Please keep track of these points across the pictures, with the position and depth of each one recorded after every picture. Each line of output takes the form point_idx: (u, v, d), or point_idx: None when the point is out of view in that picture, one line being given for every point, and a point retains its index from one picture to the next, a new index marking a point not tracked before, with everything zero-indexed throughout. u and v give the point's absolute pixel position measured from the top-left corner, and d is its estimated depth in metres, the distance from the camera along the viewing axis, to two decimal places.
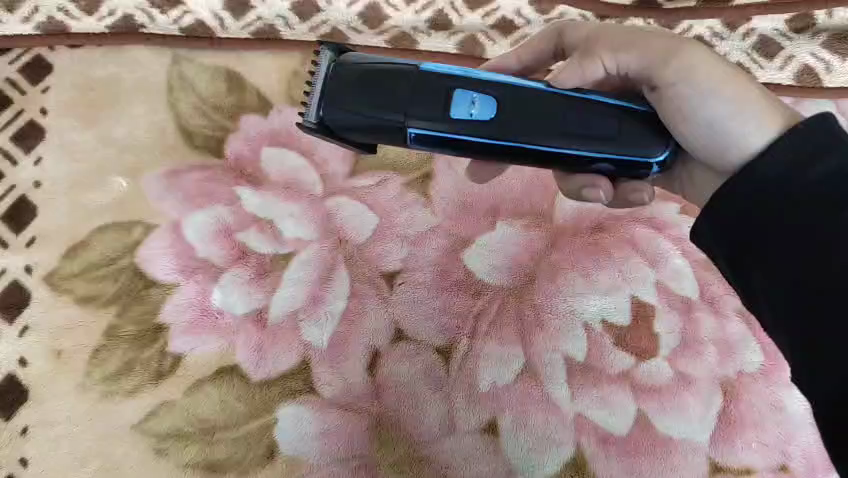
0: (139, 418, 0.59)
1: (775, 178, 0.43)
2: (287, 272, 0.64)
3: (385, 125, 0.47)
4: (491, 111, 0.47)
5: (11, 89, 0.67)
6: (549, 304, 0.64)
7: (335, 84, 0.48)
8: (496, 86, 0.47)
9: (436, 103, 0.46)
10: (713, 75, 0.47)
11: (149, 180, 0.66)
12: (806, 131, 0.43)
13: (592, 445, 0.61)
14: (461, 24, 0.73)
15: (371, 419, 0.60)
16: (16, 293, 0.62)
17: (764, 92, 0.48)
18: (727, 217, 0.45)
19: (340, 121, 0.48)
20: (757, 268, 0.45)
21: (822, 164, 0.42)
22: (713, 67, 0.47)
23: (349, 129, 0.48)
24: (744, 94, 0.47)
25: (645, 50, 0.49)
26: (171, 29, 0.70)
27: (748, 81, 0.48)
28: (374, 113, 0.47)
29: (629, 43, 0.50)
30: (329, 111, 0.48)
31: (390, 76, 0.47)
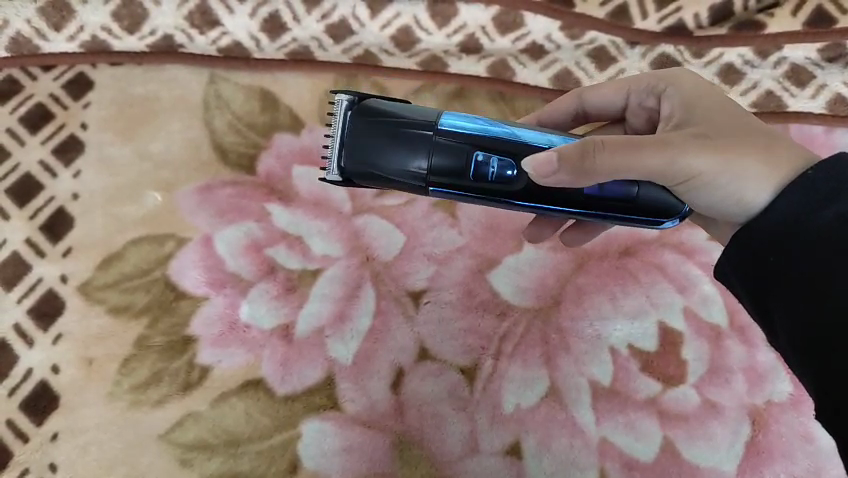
0: (166, 428, 0.60)
1: (789, 219, 0.45)
2: (314, 288, 0.64)
3: (407, 183, 0.48)
4: (515, 173, 0.47)
5: (54, 104, 0.70)
6: (575, 328, 0.63)
7: (357, 146, 0.47)
8: (516, 146, 0.47)
9: (460, 164, 0.47)
10: (707, 175, 0.48)
11: (183, 194, 0.67)
12: (820, 174, 0.44)
13: (616, 471, 0.60)
14: (491, 48, 0.74)
15: (394, 438, 0.60)
16: (52, 301, 0.63)
17: (765, 163, 0.48)
18: (744, 256, 0.47)
19: (362, 179, 0.48)
20: (775, 303, 0.45)
21: (834, 205, 0.43)
22: (709, 165, 0.48)
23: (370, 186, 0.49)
24: (744, 175, 0.48)
25: (646, 166, 0.47)
26: (209, 49, 0.73)
27: (746, 157, 0.48)
28: (396, 172, 0.47)
29: (628, 165, 0.46)
30: (354, 173, 0.48)
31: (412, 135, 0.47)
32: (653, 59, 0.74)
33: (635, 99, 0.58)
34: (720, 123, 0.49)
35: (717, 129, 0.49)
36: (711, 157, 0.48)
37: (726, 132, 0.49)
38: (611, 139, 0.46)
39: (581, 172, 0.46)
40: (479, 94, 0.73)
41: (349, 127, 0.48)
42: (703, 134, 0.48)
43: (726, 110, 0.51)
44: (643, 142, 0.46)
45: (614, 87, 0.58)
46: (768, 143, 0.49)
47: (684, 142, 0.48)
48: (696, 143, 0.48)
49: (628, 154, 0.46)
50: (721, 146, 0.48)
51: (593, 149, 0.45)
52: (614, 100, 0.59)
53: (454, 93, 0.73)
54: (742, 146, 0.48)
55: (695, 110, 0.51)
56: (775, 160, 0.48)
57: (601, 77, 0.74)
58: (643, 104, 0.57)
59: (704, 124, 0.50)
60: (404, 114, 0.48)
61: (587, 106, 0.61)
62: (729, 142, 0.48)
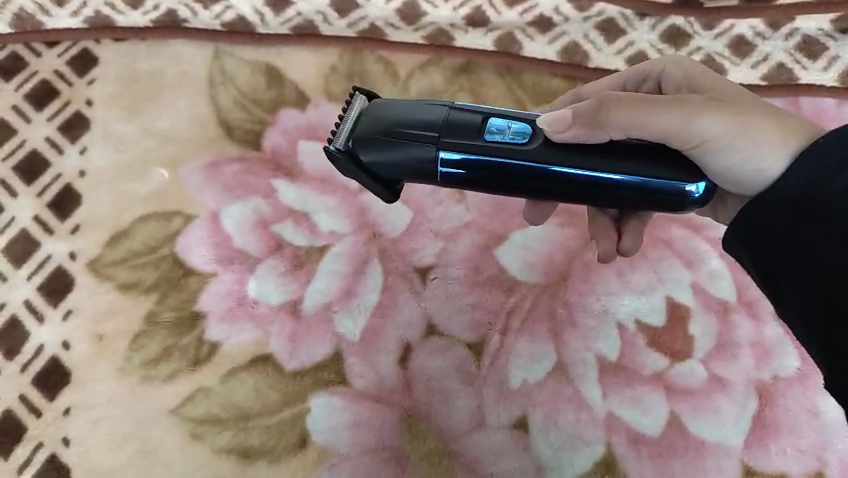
0: (176, 403, 0.60)
1: (798, 191, 0.45)
2: (321, 264, 0.65)
3: (416, 151, 0.49)
4: (527, 136, 0.48)
5: (60, 81, 0.70)
6: (582, 303, 0.64)
7: (367, 121, 0.50)
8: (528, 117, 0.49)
9: (471, 128, 0.48)
10: (724, 135, 0.48)
11: (189, 171, 0.67)
12: (831, 145, 0.44)
13: (623, 445, 0.60)
14: (498, 21, 0.74)
15: (401, 413, 0.60)
16: (61, 278, 0.64)
17: (779, 128, 0.49)
18: (752, 227, 0.48)
19: (369, 152, 0.50)
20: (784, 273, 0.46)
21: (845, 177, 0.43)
22: (726, 127, 0.48)
23: (378, 163, 0.50)
24: (760, 139, 0.48)
25: (661, 124, 0.47)
26: (213, 23, 0.73)
27: (760, 121, 0.49)
28: (404, 138, 0.49)
29: (642, 121, 0.47)
30: (359, 144, 0.50)
31: (422, 108, 0.49)
32: (663, 31, 0.73)
33: (631, 89, 0.58)
34: (731, 94, 0.51)
35: (728, 98, 0.50)
36: (726, 120, 0.48)
37: (738, 98, 0.50)
38: (626, 96, 0.48)
39: (592, 125, 0.47)
40: (486, 69, 0.72)
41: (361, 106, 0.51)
42: (717, 100, 0.50)
43: (736, 86, 0.52)
44: (659, 101, 0.48)
45: (611, 83, 0.60)
46: (780, 112, 0.50)
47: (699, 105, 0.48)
48: (710, 106, 0.49)
49: (644, 109, 0.47)
50: (735, 111, 0.49)
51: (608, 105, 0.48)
52: (611, 95, 0.60)
53: (461, 67, 0.72)
54: (755, 111, 0.49)
55: (705, 89, 0.52)
56: (787, 124, 0.49)
57: (610, 50, 0.73)
58: (639, 94, 0.58)
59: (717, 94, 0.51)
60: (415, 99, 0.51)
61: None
62: (743, 107, 0.49)
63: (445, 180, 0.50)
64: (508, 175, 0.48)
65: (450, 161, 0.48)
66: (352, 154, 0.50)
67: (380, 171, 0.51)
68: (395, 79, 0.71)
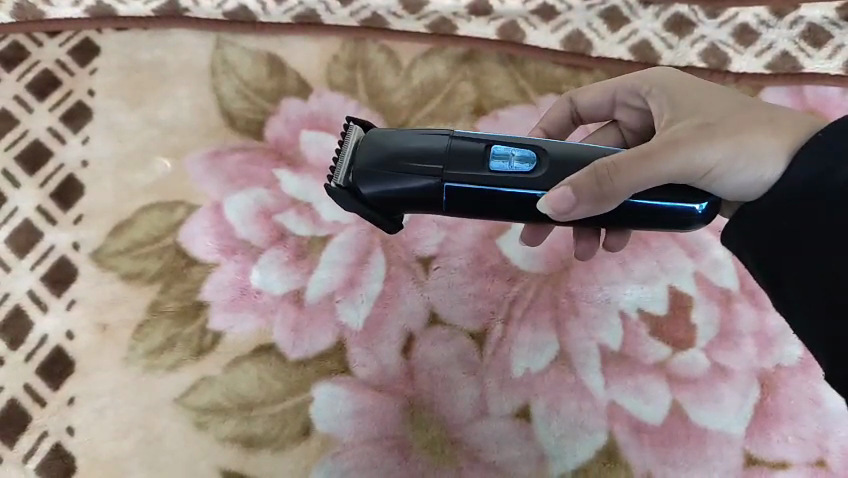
0: (180, 392, 0.61)
1: (798, 185, 0.45)
2: (324, 254, 0.65)
3: (420, 184, 0.48)
4: (532, 164, 0.47)
5: (62, 70, 0.70)
6: (585, 292, 0.64)
7: (365, 156, 0.48)
8: (532, 143, 0.48)
9: (475, 157, 0.47)
10: (725, 164, 0.47)
11: (192, 161, 0.67)
12: (832, 139, 0.44)
13: (625, 434, 0.60)
14: (500, 10, 0.73)
15: (404, 402, 0.60)
16: (64, 268, 0.64)
17: (774, 135, 0.48)
18: (753, 221, 0.48)
19: (370, 186, 0.48)
20: (784, 264, 0.47)
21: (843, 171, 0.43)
22: (724, 153, 0.47)
23: (380, 196, 0.49)
24: (758, 154, 0.47)
25: (664, 172, 0.46)
26: (216, 13, 0.72)
27: (755, 136, 0.48)
28: (407, 172, 0.48)
29: (647, 176, 0.45)
30: (360, 179, 0.48)
31: (423, 139, 0.48)
32: (667, 19, 0.73)
33: (620, 96, 0.56)
34: (717, 108, 0.49)
35: (715, 116, 0.48)
36: (723, 146, 0.47)
37: (726, 116, 0.48)
38: (620, 156, 0.45)
39: (600, 197, 0.45)
40: (490, 58, 0.72)
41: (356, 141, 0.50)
42: (706, 124, 0.48)
43: (716, 91, 0.50)
44: (654, 150, 0.46)
45: (597, 92, 0.57)
46: (769, 115, 0.49)
47: (692, 139, 0.47)
48: (704, 137, 0.47)
49: (644, 166, 0.45)
50: (728, 133, 0.48)
51: (608, 173, 0.45)
52: (602, 103, 0.58)
53: (463, 57, 0.72)
54: (746, 126, 0.48)
55: (683, 104, 0.50)
56: (780, 129, 0.48)
57: (614, 39, 0.72)
58: (629, 102, 0.56)
59: (702, 113, 0.49)
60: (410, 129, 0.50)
61: (581, 110, 0.60)
62: (734, 125, 0.48)
63: (451, 209, 0.49)
64: (514, 203, 0.48)
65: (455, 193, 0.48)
66: (353, 189, 0.49)
67: (382, 205, 0.50)
68: (398, 68, 0.71)
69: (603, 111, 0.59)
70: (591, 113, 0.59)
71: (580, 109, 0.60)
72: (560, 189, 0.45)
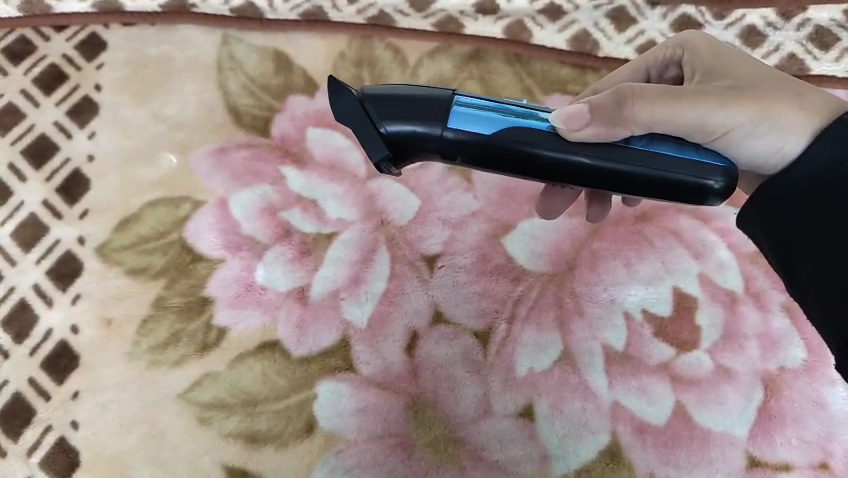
0: (184, 387, 0.61)
1: (821, 173, 0.44)
2: (328, 252, 0.65)
3: (429, 102, 0.45)
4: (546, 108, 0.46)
5: (68, 65, 0.70)
6: (589, 292, 0.64)
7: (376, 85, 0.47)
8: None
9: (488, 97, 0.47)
10: (746, 125, 0.47)
11: (197, 156, 0.67)
12: None
13: (629, 434, 0.60)
14: (507, 9, 0.73)
15: (407, 400, 0.60)
16: (69, 262, 0.64)
17: (803, 108, 0.47)
18: (770, 207, 0.47)
19: (377, 96, 0.45)
20: (799, 251, 0.46)
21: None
22: (748, 115, 0.47)
23: (384, 105, 0.45)
24: (781, 124, 0.47)
25: (684, 119, 0.45)
26: (222, 9, 0.72)
27: (780, 104, 0.47)
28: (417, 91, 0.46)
29: (666, 116, 0.45)
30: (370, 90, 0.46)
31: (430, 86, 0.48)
32: (673, 20, 0.73)
33: (656, 71, 0.56)
34: (749, 72, 0.49)
35: (746, 79, 0.48)
36: (749, 108, 0.47)
37: (758, 81, 0.48)
38: (647, 90, 0.45)
39: (615, 123, 0.44)
40: (496, 57, 0.72)
41: None
42: (737, 85, 0.48)
43: (752, 59, 0.50)
44: (683, 95, 0.46)
45: (628, 71, 0.57)
46: (800, 88, 0.48)
47: (720, 96, 0.47)
48: (731, 95, 0.47)
49: (669, 105, 0.45)
50: (755, 96, 0.47)
51: (630, 99, 0.45)
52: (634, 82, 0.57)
53: (470, 55, 0.72)
54: (774, 92, 0.48)
55: (717, 67, 0.50)
56: (807, 103, 0.48)
57: (620, 39, 0.72)
58: (666, 74, 0.56)
59: (734, 76, 0.49)
60: None
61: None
62: (765, 91, 0.48)
63: (456, 135, 0.45)
64: (526, 135, 0.45)
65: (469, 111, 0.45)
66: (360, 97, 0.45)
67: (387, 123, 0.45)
68: (404, 66, 0.71)
69: None
70: None
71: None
72: (575, 106, 0.44)
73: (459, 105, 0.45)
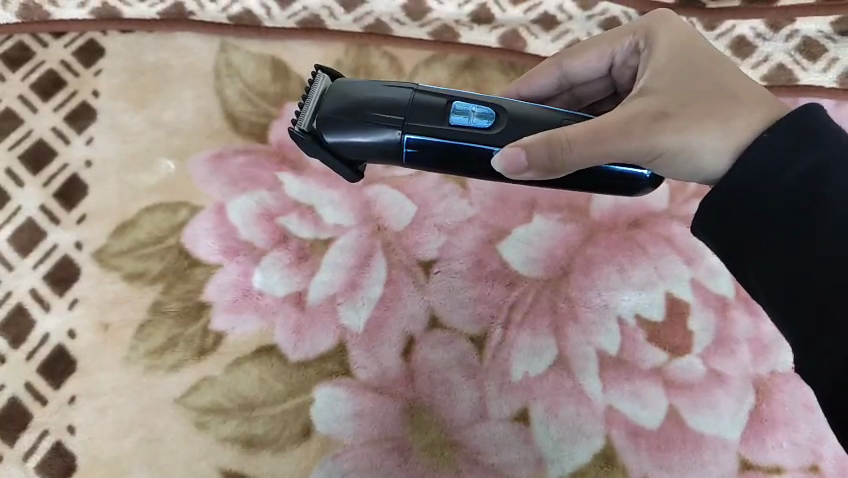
0: (181, 392, 0.61)
1: (758, 173, 0.46)
2: (326, 257, 0.65)
3: (382, 135, 0.49)
4: (490, 121, 0.48)
5: (66, 71, 0.71)
6: (584, 298, 0.64)
7: (333, 100, 0.50)
8: (489, 100, 0.49)
9: (436, 110, 0.49)
10: (672, 152, 0.49)
11: (195, 163, 0.68)
12: (787, 127, 0.45)
13: (622, 438, 0.60)
14: (503, 18, 0.74)
15: (404, 404, 0.61)
16: (67, 267, 0.64)
17: (727, 132, 0.49)
18: (715, 215, 0.48)
19: (334, 130, 0.49)
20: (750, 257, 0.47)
21: (802, 160, 0.44)
22: (673, 143, 0.48)
23: (342, 142, 0.50)
24: (705, 149, 0.49)
25: (612, 153, 0.47)
26: (220, 16, 0.74)
27: (706, 130, 0.49)
28: (371, 121, 0.49)
29: (594, 156, 0.47)
30: (324, 125, 0.49)
31: (385, 91, 0.50)
32: None
33: (619, 58, 0.57)
34: (685, 91, 0.50)
35: (680, 102, 0.49)
36: (674, 137, 0.48)
37: (689, 104, 0.49)
38: (576, 132, 0.46)
39: (549, 167, 0.47)
40: (491, 65, 0.72)
41: (320, 95, 0.51)
42: (666, 110, 0.49)
43: (697, 74, 0.50)
44: (608, 132, 0.47)
45: (593, 52, 0.57)
46: (731, 110, 0.49)
47: (644, 122, 0.48)
48: (659, 123, 0.48)
49: (597, 144, 0.47)
50: (682, 123, 0.49)
51: (559, 147, 0.46)
52: (597, 66, 0.58)
53: (465, 64, 0.72)
54: (702, 117, 0.49)
55: (659, 79, 0.51)
56: (734, 128, 0.48)
57: None
58: (629, 62, 0.57)
59: (670, 94, 0.50)
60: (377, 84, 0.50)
61: (569, 76, 0.59)
62: (690, 117, 0.49)
63: (412, 163, 0.51)
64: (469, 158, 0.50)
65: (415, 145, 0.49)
66: (316, 135, 0.50)
67: (346, 153, 0.51)
68: (401, 74, 0.72)
69: (598, 72, 0.59)
70: (582, 76, 0.59)
71: (568, 75, 0.59)
72: (513, 153, 0.47)
73: (410, 142, 0.49)
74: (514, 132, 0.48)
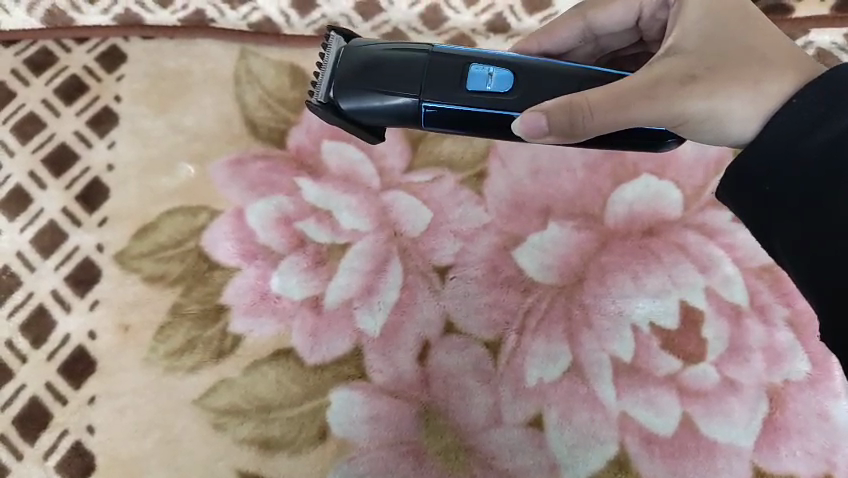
0: (200, 393, 0.62)
1: (783, 142, 0.45)
2: (342, 261, 0.66)
3: (399, 102, 0.50)
4: (508, 86, 0.49)
5: (89, 76, 0.72)
6: (598, 305, 0.65)
7: (347, 68, 0.50)
8: (506, 62, 0.49)
9: (452, 76, 0.49)
10: (698, 117, 0.48)
11: (214, 168, 0.69)
12: (817, 94, 0.44)
13: (636, 444, 0.61)
14: (518, 28, 0.74)
15: (419, 408, 0.62)
16: (88, 269, 0.65)
17: (756, 98, 0.48)
18: (740, 183, 0.48)
19: (351, 99, 0.50)
20: (772, 225, 0.47)
21: (827, 128, 0.43)
22: (698, 108, 0.48)
23: (360, 110, 0.51)
24: (732, 113, 0.48)
25: (633, 119, 0.47)
26: (241, 24, 0.74)
27: (734, 94, 0.48)
28: (388, 88, 0.50)
29: (615, 123, 0.47)
30: (340, 94, 0.50)
31: (401, 56, 0.50)
32: None
33: (647, 11, 0.56)
34: (714, 54, 0.49)
35: (709, 65, 0.48)
36: (700, 103, 0.48)
37: (719, 65, 0.48)
38: (597, 98, 0.47)
39: (569, 130, 0.48)
40: None
41: (334, 63, 0.51)
42: (693, 74, 0.48)
43: (728, 33, 0.49)
44: (629, 97, 0.47)
45: (623, 7, 0.56)
46: (761, 73, 0.48)
47: (671, 86, 0.48)
48: (686, 88, 0.48)
49: (616, 111, 0.47)
50: (709, 86, 0.48)
51: (581, 114, 0.47)
52: (623, 19, 0.57)
53: None
54: (731, 81, 0.48)
55: (689, 38, 0.49)
56: (763, 94, 0.48)
57: None
58: (657, 16, 0.56)
59: (699, 54, 0.49)
60: (391, 46, 0.51)
61: (592, 28, 0.58)
62: (720, 80, 0.48)
63: (429, 126, 0.52)
64: (489, 124, 0.50)
65: (431, 111, 0.50)
66: (333, 104, 0.51)
67: (364, 120, 0.52)
68: None
69: (622, 26, 0.58)
70: (606, 30, 0.58)
71: (593, 28, 0.58)
72: (533, 117, 0.47)
73: (427, 108, 0.50)
74: (530, 97, 0.49)
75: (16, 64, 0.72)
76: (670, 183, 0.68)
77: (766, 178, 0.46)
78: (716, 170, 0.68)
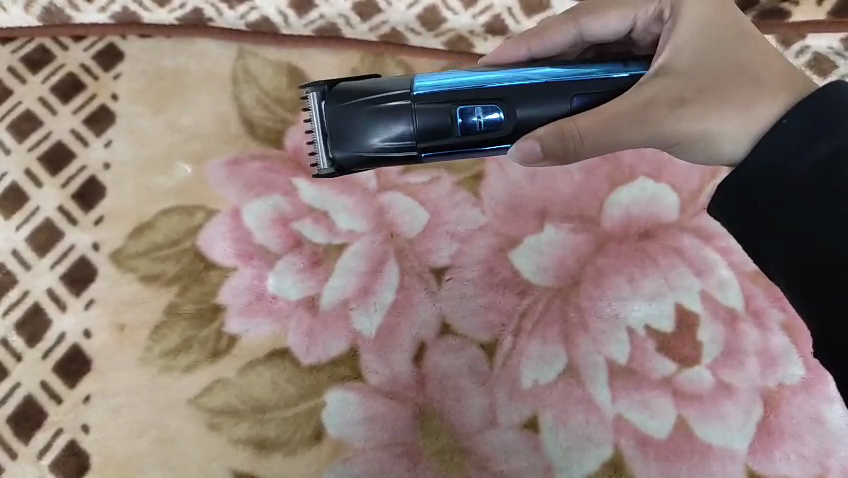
0: (195, 393, 0.62)
1: (778, 159, 0.44)
2: (339, 262, 0.66)
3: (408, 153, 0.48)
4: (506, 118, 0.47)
5: (86, 75, 0.72)
6: (594, 307, 0.65)
7: (345, 129, 0.47)
8: (498, 87, 0.47)
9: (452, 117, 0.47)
10: (688, 139, 0.48)
11: (211, 167, 0.69)
12: (811, 112, 0.44)
13: (631, 447, 0.61)
14: (517, 30, 0.74)
15: (415, 409, 0.62)
16: (84, 267, 0.65)
17: (747, 119, 0.47)
18: (734, 199, 0.46)
19: (358, 161, 0.48)
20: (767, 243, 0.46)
21: (821, 147, 0.43)
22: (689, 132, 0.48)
23: (369, 166, 0.48)
24: (724, 136, 0.48)
25: (623, 141, 0.47)
26: (239, 24, 0.73)
27: (724, 116, 0.47)
28: (395, 143, 0.47)
29: (604, 145, 0.47)
30: (347, 159, 0.47)
31: (393, 106, 0.46)
32: None
33: (641, 24, 0.55)
34: (705, 76, 0.49)
35: (700, 88, 0.48)
36: (690, 126, 0.48)
37: (708, 87, 0.48)
38: (588, 123, 0.46)
39: (563, 153, 0.47)
40: None
41: (328, 125, 0.47)
42: (684, 95, 0.48)
43: (715, 55, 0.49)
44: (620, 121, 0.46)
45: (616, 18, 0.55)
46: (751, 95, 0.48)
47: (660, 109, 0.47)
48: (677, 111, 0.47)
49: (607, 132, 0.46)
50: (698, 110, 0.48)
51: (573, 141, 0.46)
52: (616, 30, 0.55)
53: None
54: (721, 103, 0.48)
55: (681, 59, 0.49)
56: (753, 115, 0.47)
57: None
58: (651, 29, 0.55)
59: (690, 76, 0.48)
60: (381, 91, 0.47)
61: (585, 36, 0.55)
62: (710, 102, 0.48)
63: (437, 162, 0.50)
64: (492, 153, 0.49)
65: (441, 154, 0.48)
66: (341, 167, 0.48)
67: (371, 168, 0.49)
68: None
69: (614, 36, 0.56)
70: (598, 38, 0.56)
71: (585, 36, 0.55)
72: (526, 143, 0.46)
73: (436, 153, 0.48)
74: (526, 124, 0.47)
75: (13, 62, 0.72)
76: (667, 186, 0.68)
77: (762, 195, 0.45)
78: (712, 174, 0.69)
